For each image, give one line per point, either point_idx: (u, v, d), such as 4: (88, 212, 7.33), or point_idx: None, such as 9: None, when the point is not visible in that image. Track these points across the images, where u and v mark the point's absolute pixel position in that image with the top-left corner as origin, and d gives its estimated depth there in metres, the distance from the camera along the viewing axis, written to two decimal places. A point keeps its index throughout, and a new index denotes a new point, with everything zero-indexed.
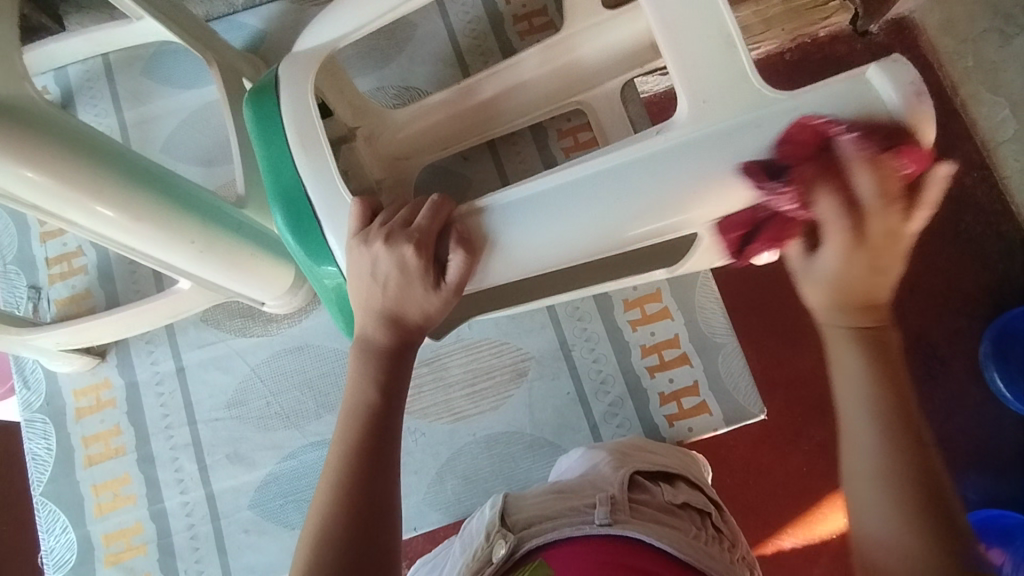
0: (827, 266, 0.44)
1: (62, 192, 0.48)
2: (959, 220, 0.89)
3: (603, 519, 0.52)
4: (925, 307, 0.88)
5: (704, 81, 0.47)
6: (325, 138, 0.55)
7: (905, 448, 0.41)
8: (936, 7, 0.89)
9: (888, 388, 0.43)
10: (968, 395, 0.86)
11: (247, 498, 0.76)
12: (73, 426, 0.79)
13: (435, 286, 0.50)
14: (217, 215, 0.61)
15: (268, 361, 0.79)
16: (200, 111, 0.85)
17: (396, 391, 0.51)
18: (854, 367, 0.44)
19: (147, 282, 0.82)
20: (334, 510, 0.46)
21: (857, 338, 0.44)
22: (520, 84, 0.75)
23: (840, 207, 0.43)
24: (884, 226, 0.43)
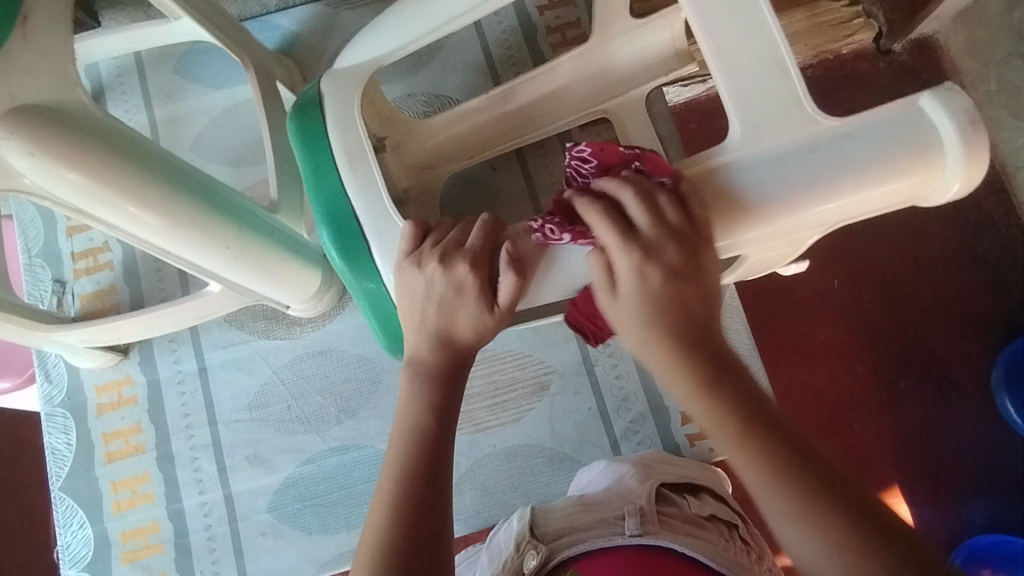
0: (628, 279, 0.46)
1: (101, 195, 0.48)
2: (979, 247, 0.89)
3: (634, 530, 0.53)
4: (944, 334, 0.88)
5: (753, 93, 0.48)
6: (372, 156, 0.56)
7: (809, 482, 0.39)
8: (962, 29, 0.89)
9: (759, 430, 0.41)
10: (979, 420, 0.86)
11: (265, 501, 0.76)
12: (93, 422, 0.79)
13: (488, 308, 0.50)
14: (252, 221, 0.61)
15: (291, 364, 0.79)
16: (230, 110, 0.85)
17: (448, 412, 0.51)
18: (714, 416, 0.43)
19: (171, 281, 0.82)
20: (386, 521, 0.46)
21: (705, 385, 0.43)
22: (555, 89, 0.78)
23: (607, 215, 0.46)
24: (653, 224, 0.46)
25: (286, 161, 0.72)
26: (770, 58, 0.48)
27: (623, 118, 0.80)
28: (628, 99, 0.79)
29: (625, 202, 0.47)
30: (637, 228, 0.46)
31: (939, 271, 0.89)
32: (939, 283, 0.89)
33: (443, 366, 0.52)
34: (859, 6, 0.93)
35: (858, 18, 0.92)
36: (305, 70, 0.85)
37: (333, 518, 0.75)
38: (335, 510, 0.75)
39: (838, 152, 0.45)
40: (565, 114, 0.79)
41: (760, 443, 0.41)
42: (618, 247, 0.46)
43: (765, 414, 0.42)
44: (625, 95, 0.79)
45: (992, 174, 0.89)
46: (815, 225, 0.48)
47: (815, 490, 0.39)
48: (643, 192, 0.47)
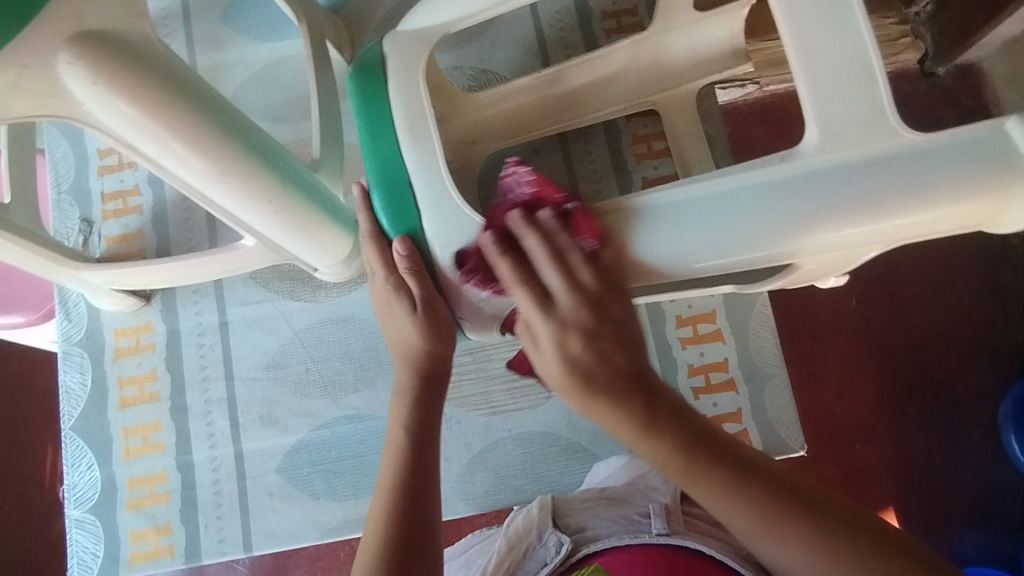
0: (552, 342, 0.51)
1: (151, 130, 0.47)
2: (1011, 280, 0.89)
3: (660, 529, 0.54)
4: (970, 364, 0.87)
5: (835, 100, 0.48)
6: (433, 123, 0.55)
7: (845, 555, 0.43)
8: (1006, 59, 0.87)
9: (786, 518, 0.45)
10: (982, 453, 0.85)
11: (275, 461, 0.76)
12: (110, 366, 0.78)
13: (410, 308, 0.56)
14: (294, 178, 0.59)
15: (313, 328, 0.78)
16: (274, 64, 0.84)
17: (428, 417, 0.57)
18: (748, 521, 0.46)
19: (199, 232, 0.81)
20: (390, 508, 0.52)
21: (646, 429, 0.49)
22: (608, 77, 0.76)
23: (523, 282, 0.51)
24: (565, 290, 0.51)
25: (330, 121, 0.70)
26: (859, 67, 0.49)
27: (672, 113, 0.79)
28: (679, 94, 0.78)
29: (541, 263, 0.51)
30: (557, 297, 0.51)
31: (968, 301, 0.88)
32: (968, 313, 0.88)
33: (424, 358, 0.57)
34: (908, 26, 0.91)
35: (904, 38, 0.91)
36: (353, 30, 0.84)
37: (341, 485, 0.75)
38: (345, 478, 0.75)
39: (915, 170, 0.47)
40: (617, 101, 0.78)
41: (792, 535, 0.45)
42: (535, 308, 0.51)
43: (781, 491, 0.46)
44: (677, 88, 0.78)
45: None
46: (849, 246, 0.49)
47: (851, 557, 0.43)
48: (556, 255, 0.51)
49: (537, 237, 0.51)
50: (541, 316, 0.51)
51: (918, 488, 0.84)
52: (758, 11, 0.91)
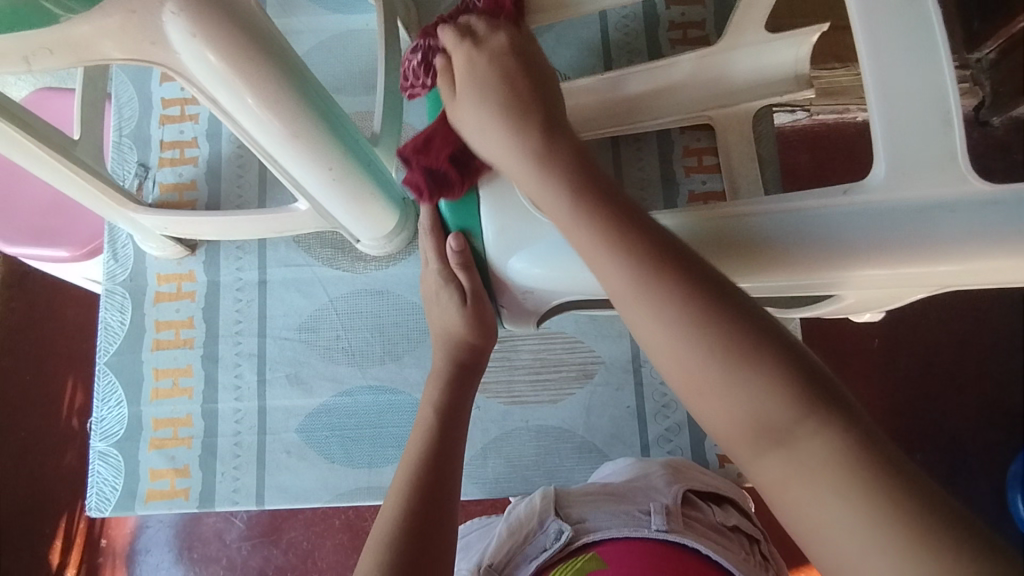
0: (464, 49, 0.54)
1: (234, 84, 0.48)
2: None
3: (660, 526, 0.55)
4: (987, 425, 0.91)
5: (906, 136, 0.49)
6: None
7: (724, 336, 0.39)
8: None
9: (664, 280, 0.42)
10: (986, 510, 0.88)
11: (296, 422, 0.77)
12: (149, 308, 0.81)
13: (461, 300, 0.62)
14: (356, 149, 0.61)
15: (348, 297, 0.80)
16: (342, 36, 0.85)
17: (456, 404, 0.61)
18: (622, 271, 0.43)
19: (250, 189, 0.83)
20: (415, 472, 0.54)
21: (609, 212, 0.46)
22: (669, 86, 0.77)
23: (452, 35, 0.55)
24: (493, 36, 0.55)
25: (393, 98, 0.72)
26: (936, 110, 0.49)
27: (727, 130, 0.79)
28: (735, 112, 0.78)
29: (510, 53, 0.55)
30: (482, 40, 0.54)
31: (990, 355, 0.93)
32: (995, 375, 0.92)
33: (457, 355, 0.63)
34: (968, 71, 0.92)
35: (964, 83, 0.91)
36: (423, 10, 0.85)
37: (356, 452, 0.77)
38: (361, 445, 0.77)
39: (977, 218, 0.46)
40: (675, 111, 0.78)
41: (664, 290, 0.41)
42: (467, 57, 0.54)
43: (683, 259, 0.43)
44: (735, 106, 0.78)
45: None
46: (890, 281, 0.49)
47: (730, 339, 0.39)
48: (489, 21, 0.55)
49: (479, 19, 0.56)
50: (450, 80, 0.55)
51: None
52: (823, 40, 0.91)
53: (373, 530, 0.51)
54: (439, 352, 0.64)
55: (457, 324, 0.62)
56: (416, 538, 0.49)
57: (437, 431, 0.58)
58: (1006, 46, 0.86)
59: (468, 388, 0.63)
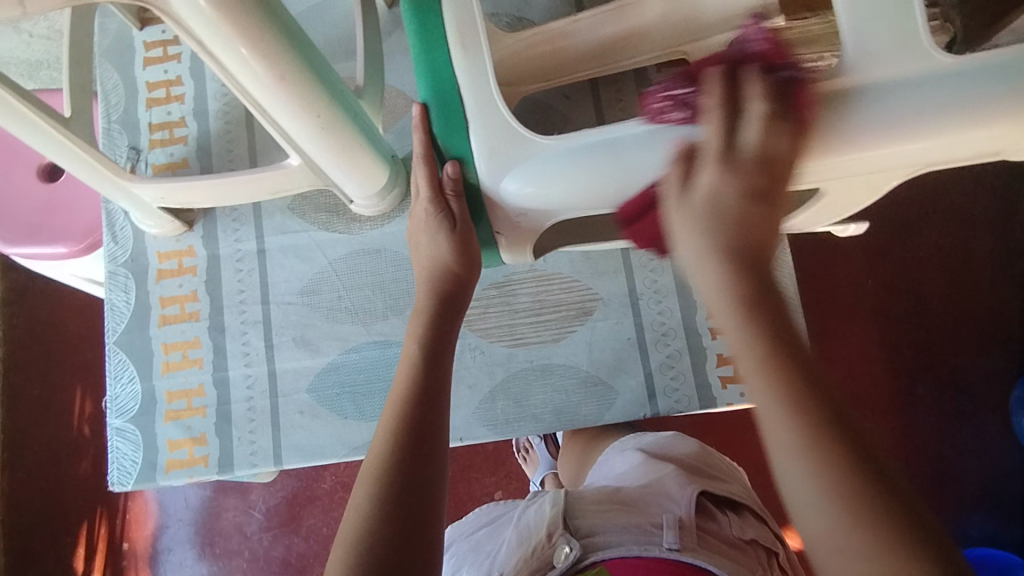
0: (706, 189, 0.49)
1: (223, 30, 0.50)
2: (1015, 258, 1.07)
3: (672, 544, 0.58)
4: (986, 357, 1.06)
5: (868, 16, 0.50)
6: (485, 37, 0.58)
7: (879, 512, 0.36)
8: None
9: (819, 421, 0.38)
10: (993, 434, 1.04)
11: (306, 381, 0.79)
12: (153, 286, 0.82)
13: (450, 228, 0.62)
14: (341, 98, 0.63)
15: (346, 258, 0.81)
16: (318, 7, 0.87)
17: (443, 333, 0.61)
18: (780, 402, 0.39)
19: (241, 161, 0.85)
20: (401, 399, 0.55)
21: (743, 314, 0.42)
22: (642, 24, 0.78)
23: (721, 118, 0.50)
24: (755, 144, 0.49)
25: (373, 53, 0.73)
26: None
27: (701, 64, 0.81)
28: (709, 44, 0.80)
29: (748, 113, 0.49)
30: (743, 144, 0.49)
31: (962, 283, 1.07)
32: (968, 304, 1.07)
33: (444, 287, 0.63)
34: None
35: None
36: None
37: (369, 407, 0.78)
38: (373, 399, 0.78)
39: (945, 89, 0.49)
40: (649, 49, 0.80)
41: (829, 438, 0.38)
42: (711, 157, 0.50)
43: (825, 397, 0.39)
44: (707, 39, 0.80)
45: None
46: (860, 168, 0.53)
47: (883, 528, 0.36)
48: (770, 94, 0.49)
49: (757, 86, 0.49)
50: (684, 179, 0.51)
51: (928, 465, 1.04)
52: None
53: (362, 467, 0.52)
54: (424, 286, 0.64)
55: (444, 253, 0.63)
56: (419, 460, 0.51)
57: (421, 366, 0.58)
58: None
59: (455, 321, 0.63)
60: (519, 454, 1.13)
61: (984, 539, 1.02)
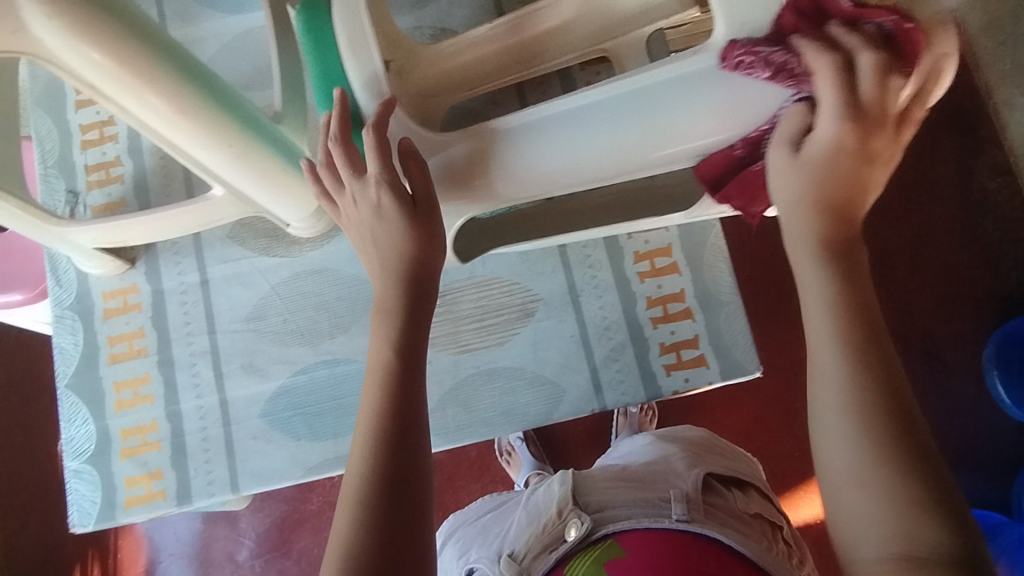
0: (823, 142, 0.50)
1: (122, 76, 0.52)
2: (975, 223, 1.10)
3: (680, 515, 0.60)
4: (962, 314, 1.09)
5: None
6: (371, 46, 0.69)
7: (904, 467, 0.43)
8: None
9: (869, 353, 0.46)
10: (972, 395, 1.06)
11: (258, 407, 0.80)
12: (100, 326, 0.83)
13: (409, 212, 0.60)
14: (256, 126, 0.64)
15: (289, 281, 0.82)
16: (242, 37, 0.88)
17: (414, 343, 0.59)
18: (833, 332, 0.47)
19: (178, 194, 0.85)
20: (377, 413, 0.55)
21: (819, 252, 0.50)
22: (561, 24, 0.79)
23: (835, 68, 0.50)
24: (876, 93, 0.49)
25: (292, 80, 0.74)
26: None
27: (623, 57, 0.83)
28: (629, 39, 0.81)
29: (863, 62, 0.49)
30: (863, 96, 0.49)
31: (949, 241, 1.10)
32: (962, 260, 1.10)
33: (408, 282, 0.60)
34: None
35: None
36: None
37: (321, 426, 0.79)
38: (325, 418, 0.79)
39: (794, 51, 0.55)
40: (571, 49, 0.80)
41: (873, 369, 0.45)
42: (829, 104, 0.50)
43: (874, 341, 0.47)
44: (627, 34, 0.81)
45: None
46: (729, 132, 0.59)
47: (904, 481, 0.42)
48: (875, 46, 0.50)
49: (860, 36, 0.50)
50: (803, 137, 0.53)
51: None
52: None
53: (345, 482, 0.53)
54: (382, 278, 0.61)
55: (405, 247, 0.60)
56: (392, 456, 0.53)
57: (395, 375, 0.57)
58: None
59: (425, 312, 0.61)
60: (502, 457, 1.14)
61: (970, 500, 1.03)
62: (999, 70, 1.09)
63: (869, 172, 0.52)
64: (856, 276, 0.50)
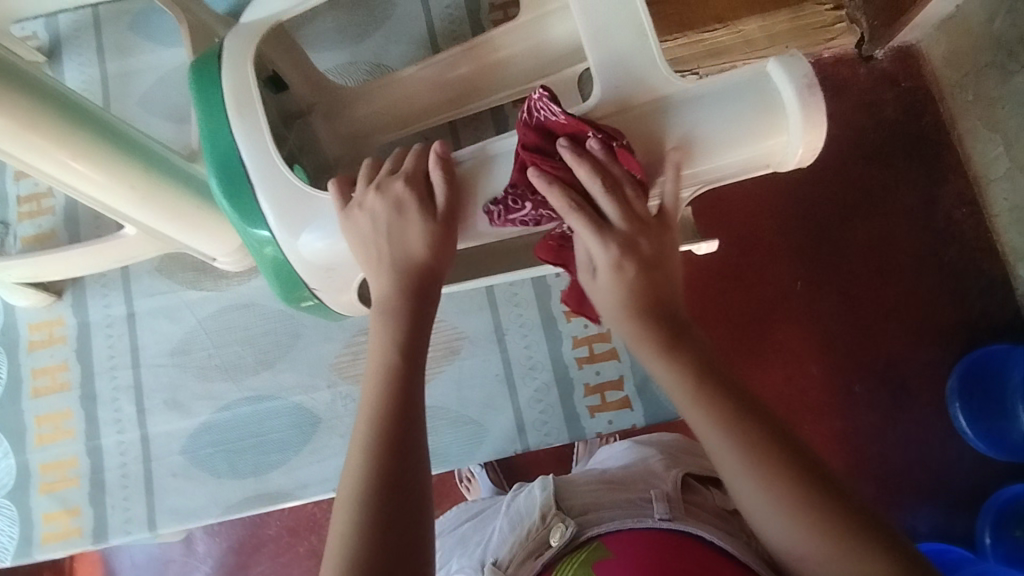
0: (608, 274, 0.49)
1: (8, 129, 0.54)
2: (938, 249, 0.93)
3: (663, 514, 0.53)
4: (926, 346, 0.91)
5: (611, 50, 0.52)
6: (258, 105, 0.57)
7: (823, 505, 0.40)
8: (943, 38, 0.91)
9: (749, 423, 0.43)
10: (932, 428, 0.89)
11: (179, 444, 0.79)
12: (24, 358, 0.82)
13: (431, 216, 0.52)
14: (166, 169, 0.65)
15: (215, 315, 0.82)
16: (178, 69, 0.87)
17: (414, 352, 0.50)
18: (707, 415, 0.44)
19: (107, 227, 0.85)
20: (370, 420, 0.47)
21: (665, 347, 0.46)
22: (496, 63, 0.76)
23: (580, 211, 0.49)
24: (627, 219, 0.49)
25: None
26: (631, 28, 0.53)
27: None
28: (563, 77, 0.76)
29: (596, 195, 0.49)
30: (613, 223, 0.49)
31: (904, 268, 0.93)
32: (915, 287, 0.92)
33: (414, 283, 0.52)
34: (842, 11, 0.96)
35: (840, 23, 0.96)
36: None
37: (242, 463, 0.78)
38: (245, 456, 0.78)
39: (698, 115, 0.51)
40: (505, 88, 0.77)
41: (759, 438, 0.42)
42: (591, 238, 0.49)
43: (747, 407, 0.44)
44: (562, 71, 0.75)
45: (965, 185, 0.93)
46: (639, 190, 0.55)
47: (834, 517, 0.40)
48: (598, 168, 0.48)
49: (587, 165, 0.48)
50: (592, 267, 0.51)
51: (882, 473, 0.89)
52: (681, 7, 0.95)
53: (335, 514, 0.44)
54: (385, 276, 0.52)
55: (421, 248, 0.52)
56: (395, 460, 0.45)
57: (396, 379, 0.48)
58: None
59: (429, 319, 0.52)
60: None
61: (933, 536, 0.87)
62: (962, 101, 0.91)
63: (663, 274, 0.49)
64: (696, 344, 0.47)
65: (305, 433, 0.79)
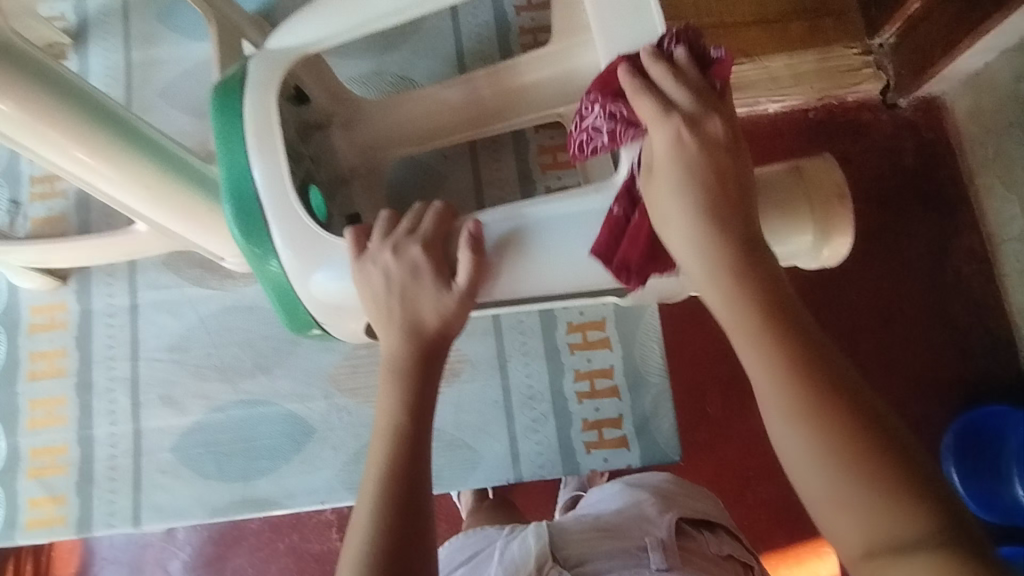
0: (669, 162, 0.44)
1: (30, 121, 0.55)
2: (945, 303, 0.92)
3: (659, 565, 0.54)
4: (928, 400, 0.90)
5: None
6: (279, 138, 0.57)
7: (887, 483, 0.34)
8: (968, 94, 0.90)
9: (813, 380, 0.37)
10: None
11: (170, 441, 0.78)
12: (24, 340, 0.82)
13: (446, 287, 0.53)
14: (183, 170, 0.65)
15: (217, 315, 0.81)
16: (203, 64, 0.87)
17: (422, 406, 0.50)
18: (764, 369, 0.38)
19: (118, 216, 0.84)
20: (379, 466, 0.47)
21: (731, 278, 0.40)
22: (519, 87, 0.75)
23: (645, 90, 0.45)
24: (693, 98, 0.45)
25: None
26: None
27: None
28: None
29: (667, 87, 0.45)
30: (672, 101, 0.45)
31: (917, 320, 0.92)
32: (924, 340, 0.92)
33: (416, 350, 0.51)
34: (871, 56, 0.95)
35: (868, 68, 0.95)
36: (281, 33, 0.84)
37: (230, 468, 0.78)
38: (234, 460, 0.78)
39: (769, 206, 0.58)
40: (526, 114, 0.77)
41: (818, 398, 0.36)
42: (652, 117, 0.45)
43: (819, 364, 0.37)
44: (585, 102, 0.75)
45: (979, 244, 0.92)
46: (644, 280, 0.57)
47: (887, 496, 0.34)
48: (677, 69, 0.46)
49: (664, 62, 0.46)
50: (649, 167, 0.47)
51: None
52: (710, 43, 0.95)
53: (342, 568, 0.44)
54: (394, 333, 0.52)
55: (432, 319, 0.52)
56: (404, 513, 0.45)
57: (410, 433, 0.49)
58: (906, 28, 0.90)
59: (435, 376, 0.52)
60: None
61: None
62: (982, 156, 0.91)
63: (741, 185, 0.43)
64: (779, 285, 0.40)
65: (296, 442, 0.78)
